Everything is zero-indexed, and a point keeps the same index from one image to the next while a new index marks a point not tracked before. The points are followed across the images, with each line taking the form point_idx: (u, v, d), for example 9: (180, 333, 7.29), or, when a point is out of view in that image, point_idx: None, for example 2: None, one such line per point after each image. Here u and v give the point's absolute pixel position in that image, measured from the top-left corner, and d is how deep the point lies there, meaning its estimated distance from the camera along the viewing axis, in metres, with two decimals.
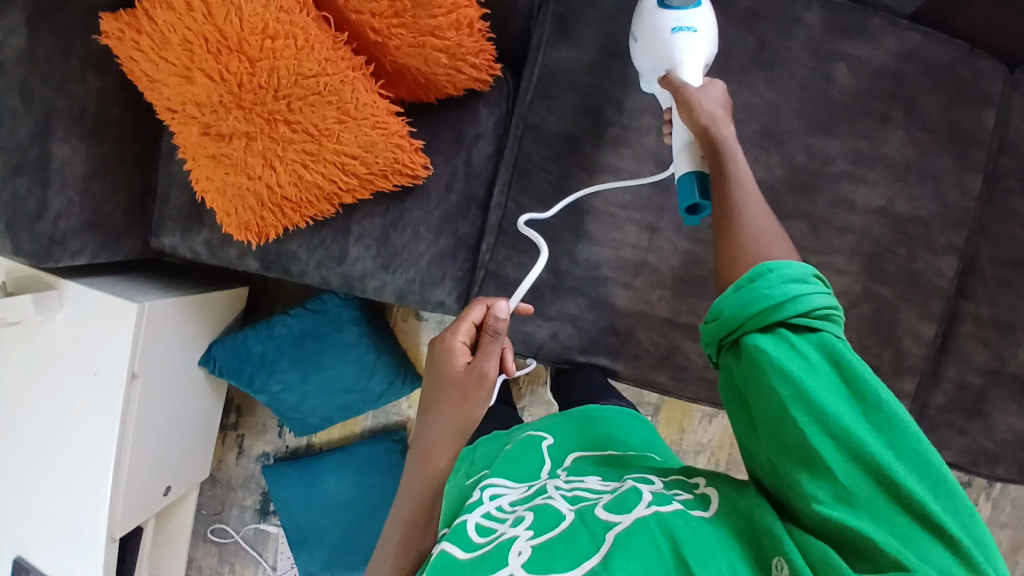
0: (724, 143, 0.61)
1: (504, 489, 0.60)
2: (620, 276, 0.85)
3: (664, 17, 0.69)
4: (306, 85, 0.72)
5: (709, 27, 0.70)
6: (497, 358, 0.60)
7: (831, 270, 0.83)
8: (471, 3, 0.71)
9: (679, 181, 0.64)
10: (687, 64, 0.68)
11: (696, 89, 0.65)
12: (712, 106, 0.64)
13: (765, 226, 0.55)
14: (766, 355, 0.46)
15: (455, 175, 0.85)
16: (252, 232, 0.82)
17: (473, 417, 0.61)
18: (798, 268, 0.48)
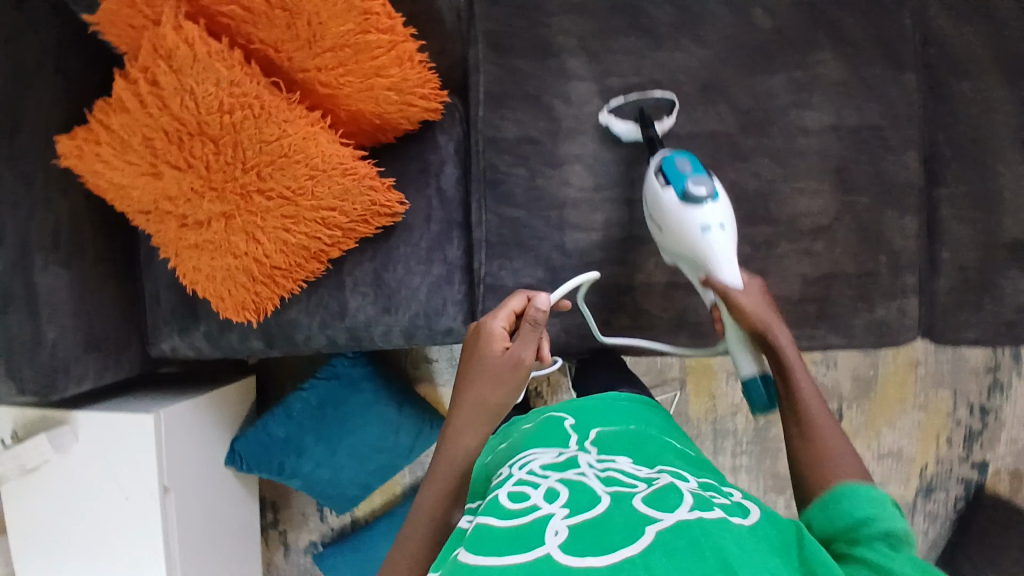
0: (783, 351, 0.69)
1: (535, 457, 0.62)
2: (613, 256, 0.88)
3: (693, 221, 0.76)
4: (271, 151, 0.73)
5: (729, 214, 0.77)
6: (533, 345, 0.66)
7: (806, 194, 0.87)
8: (407, 37, 0.75)
9: (748, 385, 0.75)
10: (723, 262, 0.75)
11: (741, 291, 0.74)
12: (759, 308, 0.72)
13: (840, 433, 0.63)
14: (856, 557, 0.52)
15: (431, 204, 0.88)
16: (250, 309, 0.83)
17: (503, 401, 0.67)
18: (871, 491, 0.56)
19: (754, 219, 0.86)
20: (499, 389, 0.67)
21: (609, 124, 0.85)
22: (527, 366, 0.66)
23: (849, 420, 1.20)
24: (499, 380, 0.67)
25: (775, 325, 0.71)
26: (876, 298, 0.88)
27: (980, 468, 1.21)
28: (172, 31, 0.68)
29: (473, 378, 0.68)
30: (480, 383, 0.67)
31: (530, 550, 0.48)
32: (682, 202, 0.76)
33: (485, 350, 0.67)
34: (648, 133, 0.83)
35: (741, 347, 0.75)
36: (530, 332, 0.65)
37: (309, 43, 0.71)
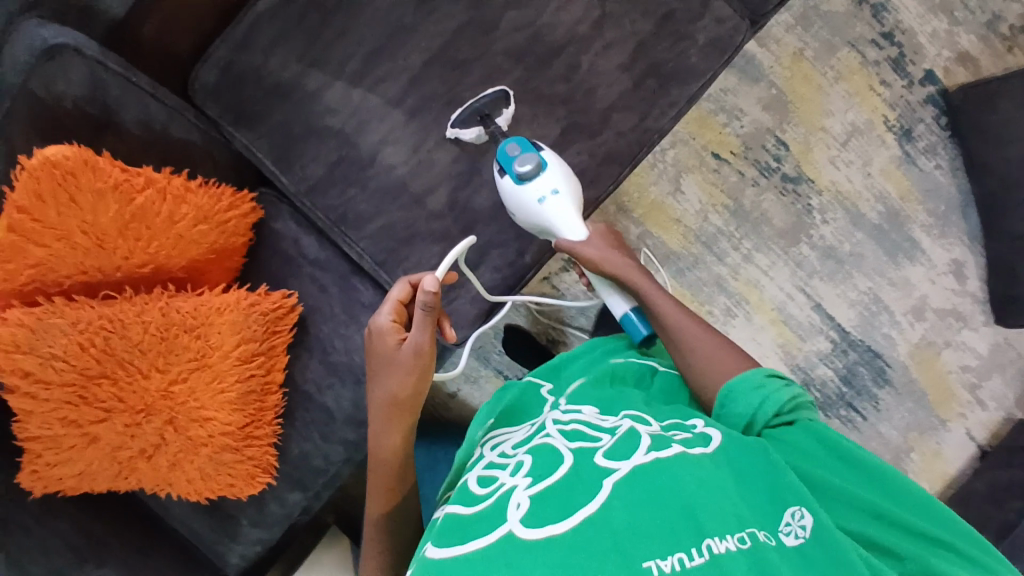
0: (640, 287, 0.82)
1: (507, 435, 0.70)
2: (477, 184, 0.90)
3: (529, 195, 0.83)
4: (152, 343, 0.77)
5: (564, 180, 0.84)
6: (426, 332, 0.68)
7: (563, 5, 0.88)
8: (169, 177, 0.79)
9: (625, 321, 0.85)
10: (563, 226, 0.85)
11: (586, 247, 0.85)
12: (604, 254, 0.84)
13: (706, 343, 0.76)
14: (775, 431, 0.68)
15: (317, 277, 0.91)
16: (260, 472, 0.85)
17: (413, 390, 0.71)
18: (758, 374, 0.71)
19: (544, 60, 0.88)
20: (402, 384, 0.70)
21: (458, 135, 0.88)
22: (427, 353, 0.70)
23: (794, 140, 1.19)
24: (402, 370, 0.70)
25: (625, 270, 0.84)
26: (690, 29, 0.88)
27: (929, 79, 1.17)
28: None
29: (378, 371, 0.72)
30: (385, 379, 0.71)
31: (496, 525, 0.54)
32: (516, 183, 0.83)
33: (382, 346, 0.71)
34: (491, 129, 0.88)
35: (609, 293, 0.87)
36: (420, 322, 0.68)
37: (100, 244, 0.74)
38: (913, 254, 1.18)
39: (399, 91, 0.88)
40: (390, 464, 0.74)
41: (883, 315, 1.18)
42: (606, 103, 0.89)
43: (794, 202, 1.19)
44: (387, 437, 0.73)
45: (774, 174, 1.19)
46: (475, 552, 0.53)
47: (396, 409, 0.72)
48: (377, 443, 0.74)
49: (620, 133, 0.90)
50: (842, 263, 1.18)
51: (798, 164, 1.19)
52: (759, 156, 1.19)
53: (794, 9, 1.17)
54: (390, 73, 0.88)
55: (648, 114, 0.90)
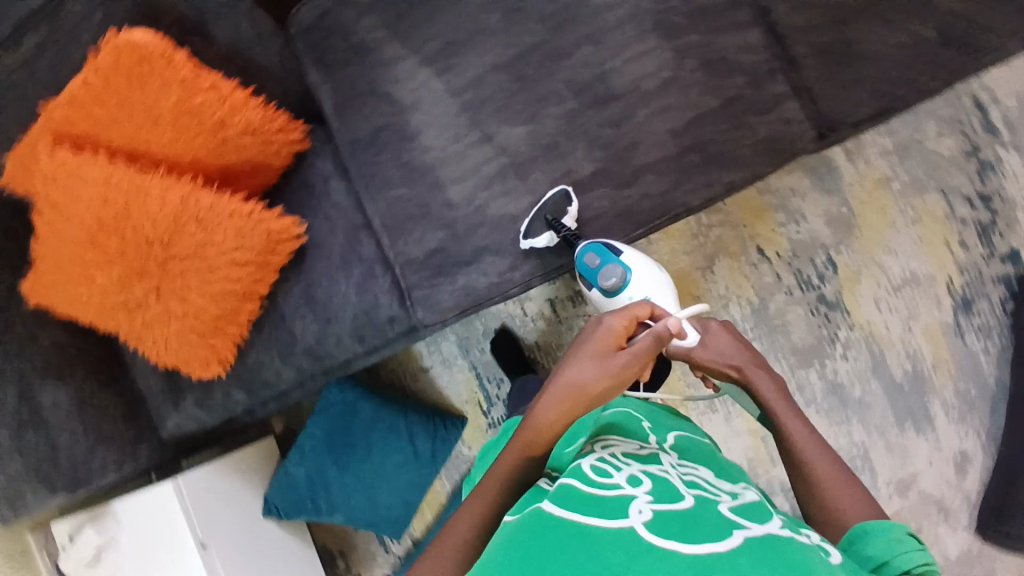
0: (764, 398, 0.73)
1: (618, 445, 0.70)
2: (494, 191, 0.93)
3: (621, 302, 0.91)
4: (164, 221, 0.86)
5: (649, 282, 0.89)
6: (647, 352, 0.72)
7: (637, 57, 0.89)
8: (233, 87, 0.87)
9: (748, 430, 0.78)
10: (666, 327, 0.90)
11: (701, 347, 0.77)
12: (727, 359, 0.76)
13: (833, 473, 0.66)
14: None
15: (331, 218, 0.98)
16: (215, 362, 0.95)
17: (601, 394, 0.71)
18: (896, 529, 0.58)
19: (600, 102, 0.90)
20: (598, 380, 0.70)
21: (533, 246, 0.91)
22: (635, 372, 0.71)
23: (847, 263, 1.11)
24: (607, 372, 0.70)
25: (750, 375, 0.74)
26: (753, 120, 0.86)
27: (1013, 258, 1.09)
28: (48, 160, 0.83)
29: (581, 355, 0.72)
30: (586, 369, 0.71)
31: (615, 517, 0.50)
32: (606, 293, 0.90)
33: (599, 340, 0.73)
34: (563, 232, 0.89)
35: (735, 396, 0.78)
36: (650, 345, 0.72)
37: (154, 122, 0.84)
38: (923, 427, 1.10)
39: (460, 82, 0.93)
40: (540, 441, 0.70)
41: (864, 474, 1.12)
42: (642, 160, 0.89)
43: (822, 325, 1.12)
44: (552, 417, 0.70)
45: (811, 290, 1.12)
46: (582, 527, 0.49)
47: (577, 398, 0.70)
48: (535, 420, 0.71)
49: (647, 194, 0.90)
50: (846, 406, 1.12)
51: (841, 290, 1.12)
52: (805, 268, 1.12)
53: (896, 136, 1.11)
54: (458, 65, 0.93)
55: (680, 184, 0.89)
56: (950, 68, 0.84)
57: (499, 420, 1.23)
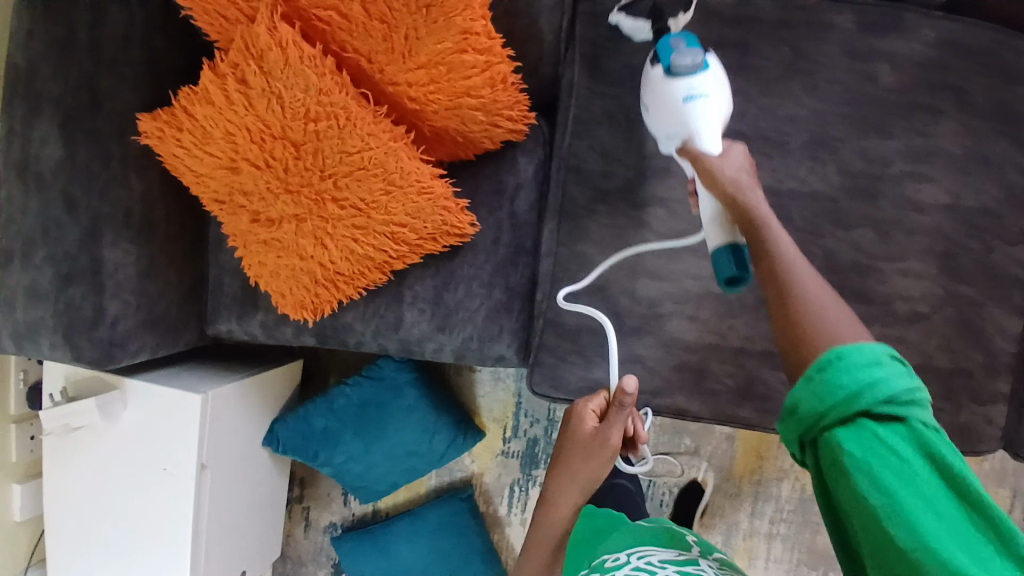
0: (759, 221, 0.58)
1: (652, 552, 0.69)
2: (683, 310, 0.82)
3: (675, 87, 0.66)
4: (350, 161, 0.71)
5: (722, 88, 0.67)
6: (620, 428, 0.66)
7: (908, 275, 0.79)
8: (503, 59, 0.70)
9: (713, 257, 0.62)
10: (704, 130, 0.65)
11: (717, 157, 0.63)
12: (735, 171, 0.61)
13: (828, 305, 0.52)
14: (879, 442, 0.44)
15: (501, 227, 0.84)
16: (308, 310, 0.81)
17: (594, 476, 0.68)
18: (876, 350, 0.47)
19: (847, 295, 0.80)
20: (586, 466, 0.68)
21: (619, 25, 0.78)
22: (613, 447, 0.66)
23: None
24: (585, 454, 0.68)
25: (743, 194, 0.59)
26: (964, 400, 0.80)
27: None
28: (265, 31, 0.66)
29: (564, 450, 0.70)
30: (572, 461, 0.69)
31: None
32: (665, 77, 0.67)
33: (573, 428, 0.69)
34: (659, 24, 0.73)
35: (707, 214, 0.63)
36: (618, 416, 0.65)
37: (403, 55, 0.68)
38: None
39: None
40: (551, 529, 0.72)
41: None
42: None
43: None
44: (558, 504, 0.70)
45: None
46: None
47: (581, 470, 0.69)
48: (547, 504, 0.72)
49: None
50: None
51: None
52: None
53: None
54: None
55: None
56: None
57: (514, 453, 1.19)
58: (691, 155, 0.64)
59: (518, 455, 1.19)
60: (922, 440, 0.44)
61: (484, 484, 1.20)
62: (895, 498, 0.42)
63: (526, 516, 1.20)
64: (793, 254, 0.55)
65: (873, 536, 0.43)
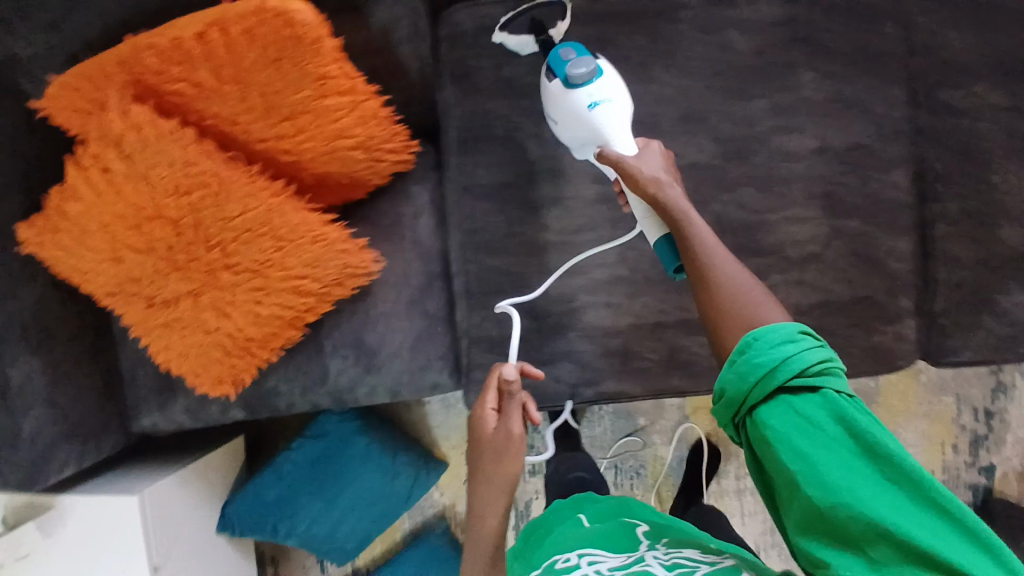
0: (680, 216, 0.66)
1: (601, 556, 0.75)
2: (597, 299, 0.85)
3: (577, 99, 0.73)
4: (234, 226, 0.70)
5: (618, 89, 0.74)
6: (517, 414, 0.72)
7: (789, 222, 0.85)
8: (368, 95, 0.71)
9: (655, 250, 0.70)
10: (616, 137, 0.72)
11: (635, 158, 0.70)
12: (654, 171, 0.69)
13: (743, 283, 0.62)
14: (790, 414, 0.55)
15: (408, 258, 0.84)
16: (227, 382, 0.80)
17: (511, 474, 0.71)
18: (787, 328, 0.57)
19: (740, 252, 0.85)
20: (499, 463, 0.71)
21: (505, 43, 0.80)
22: (517, 437, 0.71)
23: None
24: (494, 451, 0.72)
25: (663, 194, 0.67)
26: (872, 324, 0.85)
27: (987, 471, 1.22)
28: (119, 116, 0.65)
29: (476, 457, 0.73)
30: (483, 463, 0.72)
31: None
32: (565, 89, 0.74)
33: (477, 430, 0.73)
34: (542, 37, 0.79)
35: (641, 215, 0.71)
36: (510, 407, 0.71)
37: (265, 111, 0.67)
38: None
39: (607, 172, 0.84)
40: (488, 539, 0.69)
41: None
42: None
43: None
44: (489, 513, 0.69)
45: None
46: None
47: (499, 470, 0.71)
48: (476, 519, 0.70)
49: None
50: None
51: None
52: None
53: None
54: None
55: None
56: None
57: None
58: (611, 161, 0.71)
59: None
60: (829, 404, 0.54)
61: (458, 514, 1.18)
62: (807, 456, 0.53)
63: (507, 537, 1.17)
64: (711, 242, 0.65)
65: (795, 491, 0.54)
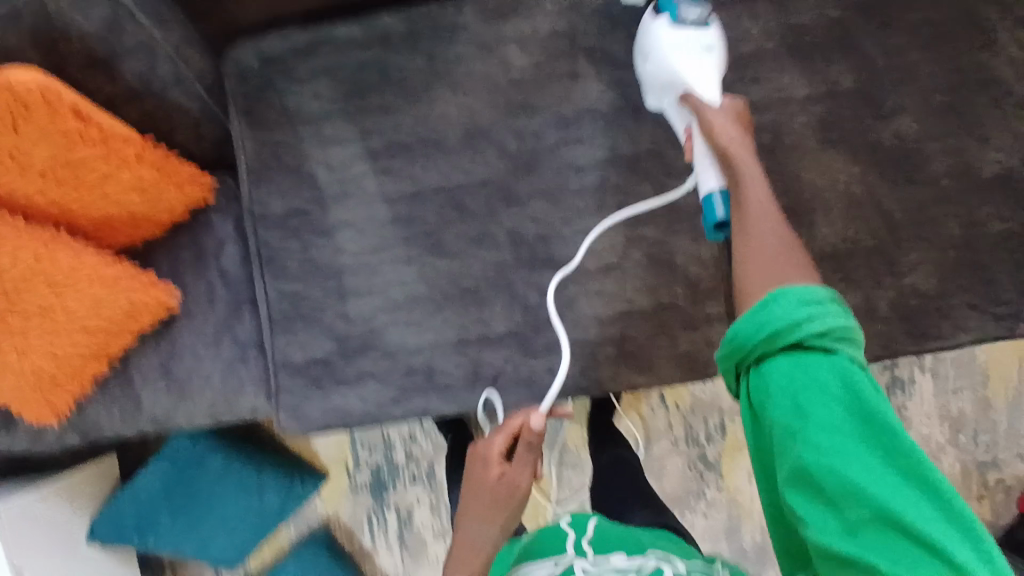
0: (745, 170, 0.61)
1: (531, 571, 0.72)
2: (397, 318, 0.85)
3: (682, 36, 0.71)
4: (10, 275, 0.73)
5: (721, 45, 0.72)
6: (526, 470, 0.74)
7: (587, 232, 0.84)
8: (127, 138, 0.73)
9: (705, 200, 0.64)
10: (704, 82, 0.69)
11: (715, 108, 0.67)
12: (728, 124, 0.65)
13: (779, 245, 0.58)
14: (796, 372, 0.52)
15: (213, 286, 0.86)
16: (48, 416, 0.83)
17: (509, 525, 0.74)
18: (817, 292, 0.53)
19: (537, 264, 0.84)
20: (497, 511, 0.73)
21: None
22: (522, 489, 0.74)
23: (734, 434, 1.18)
24: (495, 499, 0.73)
25: (736, 146, 0.63)
26: (678, 331, 0.84)
27: None
28: None
29: (473, 498, 0.74)
30: (477, 498, 0.74)
31: None
32: (672, 26, 0.72)
33: (484, 470, 0.74)
34: None
35: (703, 164, 0.66)
36: (527, 453, 0.74)
37: (19, 172, 0.69)
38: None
39: (398, 191, 0.83)
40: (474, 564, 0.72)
41: None
42: (558, 338, 0.85)
43: (694, 480, 1.19)
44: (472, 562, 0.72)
45: (694, 447, 1.18)
46: None
47: (501, 505, 0.73)
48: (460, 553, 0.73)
49: (551, 372, 0.86)
50: None
51: (722, 454, 1.19)
52: (696, 425, 1.18)
53: None
54: (401, 171, 0.83)
55: (587, 372, 0.85)
56: (890, 342, 0.84)
57: (363, 485, 1.21)
58: (693, 104, 0.68)
59: (367, 487, 1.22)
60: (844, 370, 0.51)
61: (342, 524, 1.23)
62: (804, 413, 0.51)
63: (391, 543, 1.22)
64: (767, 201, 0.60)
65: (785, 446, 0.51)
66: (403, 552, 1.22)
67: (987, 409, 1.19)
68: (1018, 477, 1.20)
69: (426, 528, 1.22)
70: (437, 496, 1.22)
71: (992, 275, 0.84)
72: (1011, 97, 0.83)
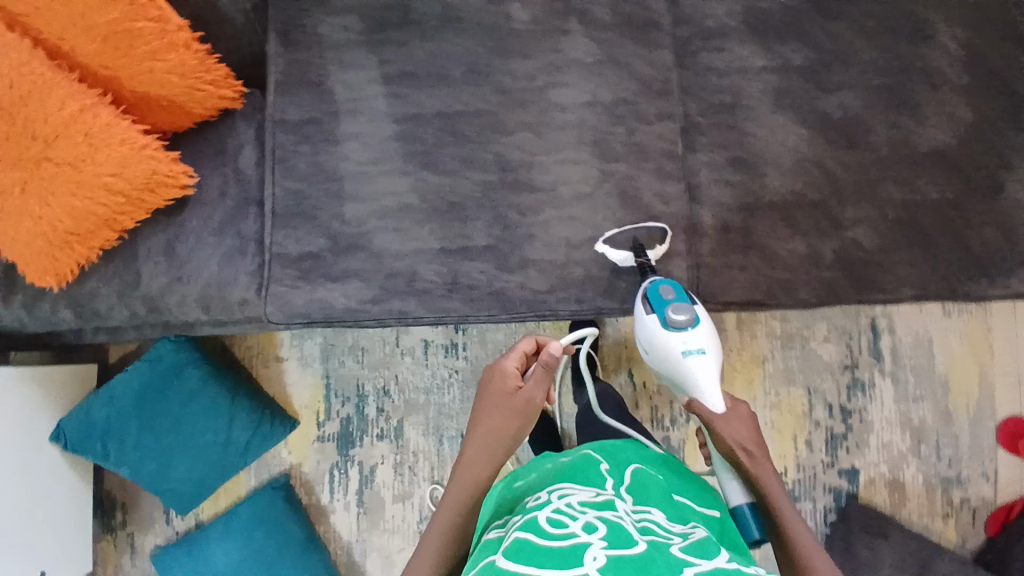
0: (770, 491, 0.78)
1: (571, 490, 0.71)
2: (387, 224, 0.94)
3: (675, 347, 0.86)
4: (56, 120, 0.83)
5: (711, 340, 0.87)
6: (541, 387, 0.82)
7: (566, 163, 0.94)
8: (181, 27, 0.88)
9: (736, 514, 0.82)
10: (704, 386, 0.85)
11: (719, 415, 0.84)
12: (740, 439, 0.82)
13: (807, 540, 0.74)
14: None
15: (227, 182, 0.97)
16: (51, 274, 0.89)
17: (521, 434, 0.81)
18: None
19: (517, 187, 0.94)
20: (511, 419, 0.80)
21: (605, 251, 0.92)
22: (538, 403, 0.82)
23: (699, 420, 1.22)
24: (511, 410, 0.81)
25: (757, 466, 0.80)
26: None
27: (850, 474, 1.21)
28: None
29: (487, 405, 0.82)
30: (493, 406, 0.81)
31: (572, 566, 0.55)
32: (664, 327, 0.87)
33: (501, 384, 0.83)
34: (642, 260, 0.90)
35: (726, 475, 0.85)
36: (542, 375, 0.82)
37: (86, 30, 0.84)
38: None
39: (402, 113, 0.96)
40: (479, 470, 0.78)
41: None
42: (533, 255, 0.93)
43: None
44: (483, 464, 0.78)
45: (660, 430, 1.22)
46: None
47: (516, 414, 0.81)
48: (470, 451, 0.80)
49: (523, 286, 0.93)
50: None
51: (685, 439, 1.22)
52: (662, 407, 1.22)
53: (787, 325, 1.23)
54: (408, 96, 0.96)
55: (555, 288, 0.93)
56: (836, 291, 0.92)
57: (329, 436, 1.22)
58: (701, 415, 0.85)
59: (334, 437, 1.22)
60: None
61: (303, 474, 1.22)
62: None
63: (348, 500, 1.21)
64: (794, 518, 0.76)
65: None
66: (359, 511, 1.21)
67: (950, 422, 1.22)
68: (985, 499, 1.21)
69: (386, 489, 1.21)
70: (402, 455, 1.21)
71: (931, 240, 0.92)
72: (947, 85, 0.94)
